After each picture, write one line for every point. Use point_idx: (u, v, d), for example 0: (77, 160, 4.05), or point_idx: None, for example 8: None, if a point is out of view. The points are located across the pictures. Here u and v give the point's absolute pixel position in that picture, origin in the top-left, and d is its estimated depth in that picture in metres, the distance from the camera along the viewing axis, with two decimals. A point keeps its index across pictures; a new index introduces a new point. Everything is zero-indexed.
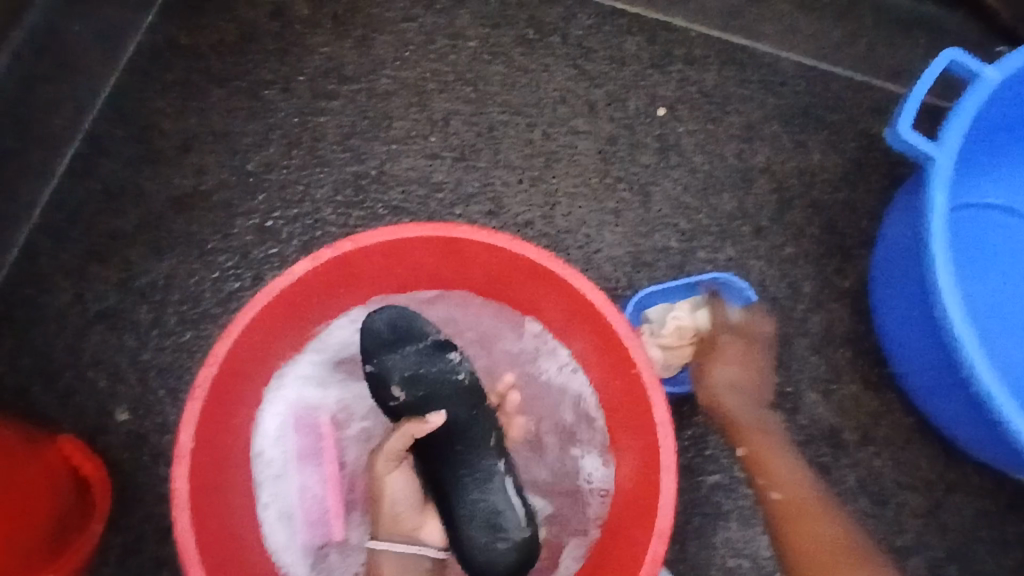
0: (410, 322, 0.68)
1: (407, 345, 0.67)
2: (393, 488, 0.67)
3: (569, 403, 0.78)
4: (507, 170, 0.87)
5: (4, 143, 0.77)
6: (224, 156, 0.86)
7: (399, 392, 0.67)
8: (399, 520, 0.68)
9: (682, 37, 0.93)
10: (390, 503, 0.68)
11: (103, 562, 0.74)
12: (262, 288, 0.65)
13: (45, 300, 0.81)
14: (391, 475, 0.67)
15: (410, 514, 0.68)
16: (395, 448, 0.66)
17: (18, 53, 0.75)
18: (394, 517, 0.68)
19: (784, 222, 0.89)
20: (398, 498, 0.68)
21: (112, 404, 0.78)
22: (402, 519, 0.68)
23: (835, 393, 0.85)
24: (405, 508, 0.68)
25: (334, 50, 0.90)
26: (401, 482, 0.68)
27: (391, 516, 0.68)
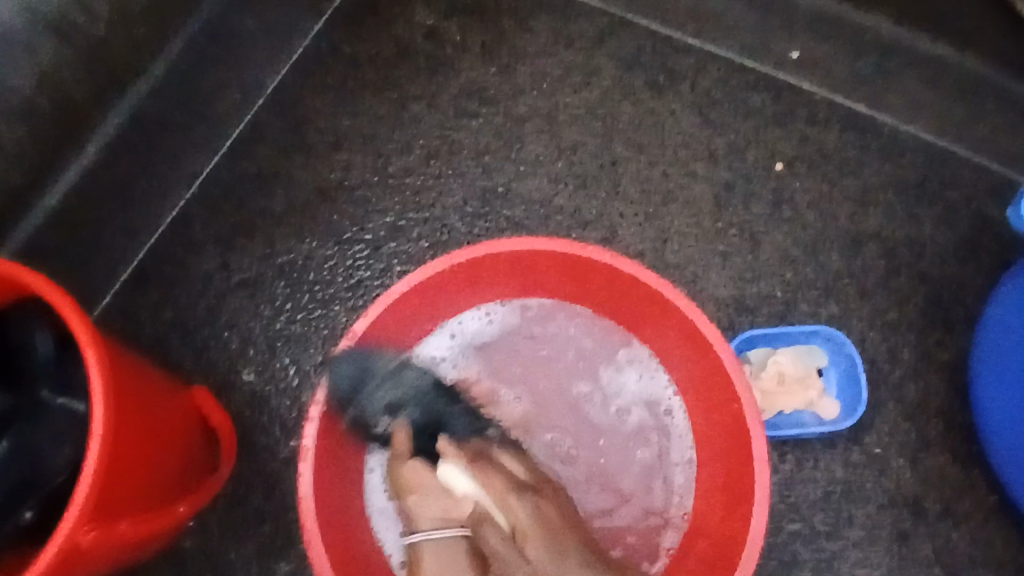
0: (366, 364, 0.74)
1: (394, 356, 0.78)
2: (415, 473, 0.69)
3: (668, 424, 0.81)
4: (624, 203, 0.93)
5: None
6: (369, 156, 0.94)
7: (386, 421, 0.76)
8: (427, 507, 0.68)
9: (807, 99, 0.97)
10: (413, 492, 0.69)
11: (213, 507, 0.81)
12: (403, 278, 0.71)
13: (195, 262, 0.89)
14: (405, 464, 0.70)
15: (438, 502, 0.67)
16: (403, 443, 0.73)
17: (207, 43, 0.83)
18: (422, 507, 0.68)
19: (889, 288, 0.91)
20: (418, 481, 0.69)
21: (241, 365, 0.85)
22: (430, 507, 0.68)
23: (923, 462, 0.85)
24: (434, 493, 0.68)
25: (479, 73, 0.97)
26: (416, 471, 0.69)
27: (419, 503, 0.68)
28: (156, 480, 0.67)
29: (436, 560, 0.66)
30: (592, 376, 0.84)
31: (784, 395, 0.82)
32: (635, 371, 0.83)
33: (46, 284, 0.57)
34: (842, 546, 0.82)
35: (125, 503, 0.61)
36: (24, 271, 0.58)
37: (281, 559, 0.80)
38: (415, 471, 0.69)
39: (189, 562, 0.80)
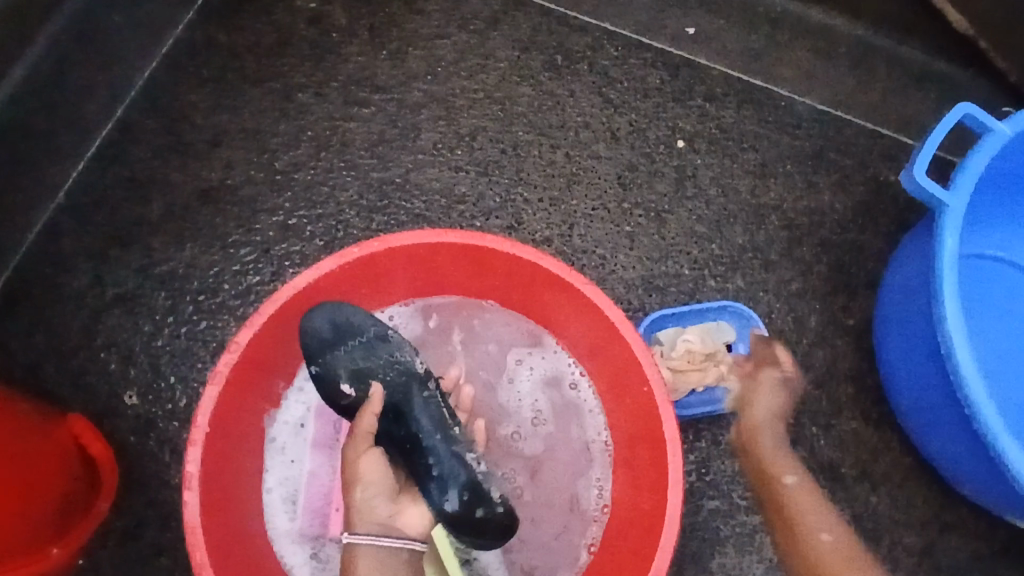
0: (351, 320, 0.69)
1: (347, 343, 0.70)
2: (364, 471, 0.65)
3: (582, 415, 0.79)
4: (528, 188, 0.90)
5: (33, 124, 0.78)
6: (255, 153, 0.88)
7: (348, 388, 0.69)
8: (372, 511, 0.65)
9: (703, 74, 0.97)
10: (363, 485, 0.65)
11: (100, 544, 0.74)
12: (289, 282, 0.67)
13: (64, 281, 0.82)
14: (361, 457, 0.65)
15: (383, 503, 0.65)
16: (367, 424, 0.66)
17: (57, 39, 0.76)
18: (368, 504, 0.65)
19: (793, 258, 0.92)
20: (366, 478, 0.65)
21: (122, 388, 0.78)
22: (376, 507, 0.65)
23: (835, 427, 0.86)
24: (379, 495, 0.65)
25: (369, 60, 0.92)
26: (373, 466, 0.65)
27: (364, 506, 0.65)
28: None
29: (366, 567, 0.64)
30: (501, 368, 0.81)
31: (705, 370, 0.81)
32: (544, 362, 0.80)
33: None
34: None
35: None
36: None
37: None
38: (358, 465, 0.65)
39: None
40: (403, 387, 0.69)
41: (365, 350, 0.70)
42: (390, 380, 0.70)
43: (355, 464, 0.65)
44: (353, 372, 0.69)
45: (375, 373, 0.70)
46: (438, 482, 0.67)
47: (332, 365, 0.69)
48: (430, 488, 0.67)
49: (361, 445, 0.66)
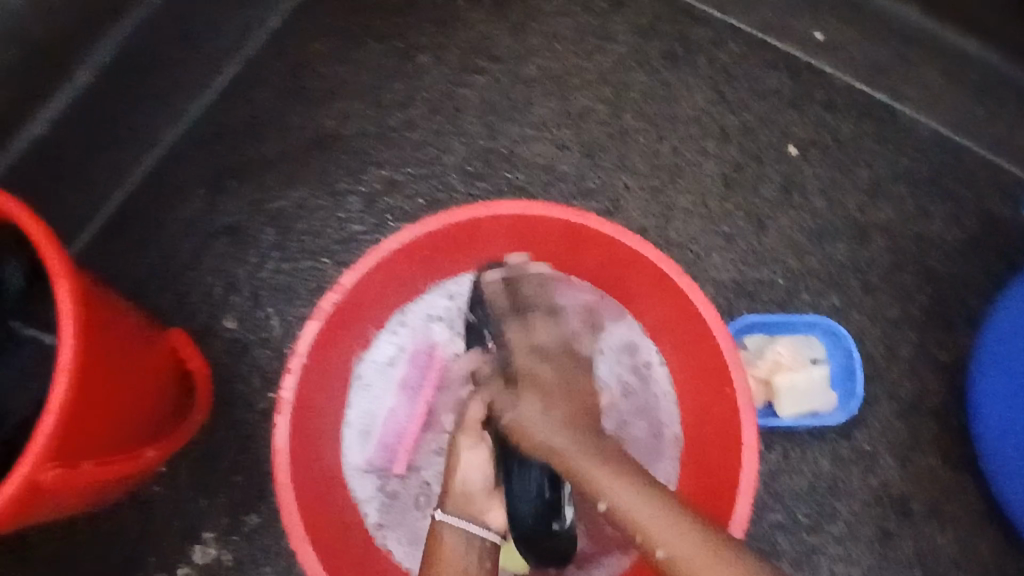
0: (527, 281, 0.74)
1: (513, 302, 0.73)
2: (470, 459, 0.67)
3: (658, 398, 0.79)
4: (630, 175, 0.90)
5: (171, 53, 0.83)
6: (370, 107, 0.90)
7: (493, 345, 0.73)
8: (470, 500, 0.65)
9: (825, 83, 0.94)
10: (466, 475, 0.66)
11: (186, 454, 0.79)
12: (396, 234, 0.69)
13: (181, 203, 0.86)
14: (468, 447, 0.67)
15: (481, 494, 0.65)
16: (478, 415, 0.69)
17: None
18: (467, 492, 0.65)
19: (893, 283, 0.89)
20: (471, 468, 0.66)
21: (222, 313, 0.83)
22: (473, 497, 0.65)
23: (912, 461, 0.84)
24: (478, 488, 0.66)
25: (490, 29, 0.93)
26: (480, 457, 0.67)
27: (464, 493, 0.65)
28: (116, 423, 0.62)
29: (448, 548, 0.62)
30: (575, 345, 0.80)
31: (795, 391, 0.80)
32: (622, 342, 0.80)
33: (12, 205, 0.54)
34: (822, 540, 0.81)
35: (79, 445, 0.57)
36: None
37: (251, 512, 0.78)
38: (465, 453, 0.67)
39: (157, 509, 0.78)
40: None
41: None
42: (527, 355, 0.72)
43: (462, 454, 0.67)
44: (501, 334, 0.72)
45: (516, 344, 0.72)
46: (523, 487, 0.66)
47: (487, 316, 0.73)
48: (513, 489, 0.66)
49: (472, 436, 0.68)
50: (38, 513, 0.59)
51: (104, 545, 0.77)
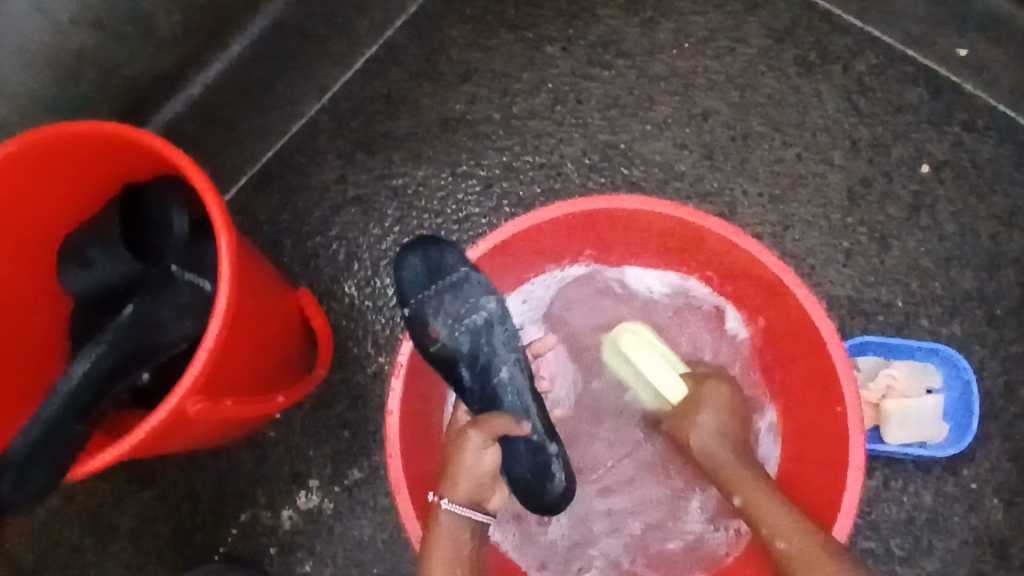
0: (446, 258, 0.68)
1: (440, 282, 0.68)
2: (480, 461, 0.66)
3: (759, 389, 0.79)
4: (749, 180, 0.89)
5: None
6: (496, 93, 0.93)
7: (437, 330, 0.67)
8: (479, 493, 0.67)
9: (969, 102, 0.89)
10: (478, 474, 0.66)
11: (299, 405, 0.85)
12: (515, 218, 0.70)
13: (313, 171, 0.91)
14: (478, 450, 0.66)
15: (488, 488, 0.68)
16: (505, 429, 0.67)
17: None
18: (478, 488, 0.67)
19: (1021, 318, 0.84)
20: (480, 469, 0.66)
21: (342, 278, 0.88)
22: (482, 491, 0.67)
23: (1019, 505, 0.80)
24: (488, 483, 0.68)
25: (620, 25, 0.93)
26: (492, 457, 0.67)
27: (476, 489, 0.67)
28: (247, 368, 0.67)
29: (449, 538, 0.65)
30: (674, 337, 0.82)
31: (905, 416, 0.78)
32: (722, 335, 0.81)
33: (179, 154, 0.58)
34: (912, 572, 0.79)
35: (221, 383, 0.62)
36: (170, 146, 0.59)
37: (354, 466, 0.84)
38: (474, 452, 0.66)
39: (271, 451, 0.84)
40: (482, 334, 0.68)
41: (450, 293, 0.67)
42: (468, 330, 0.67)
43: (472, 453, 0.66)
44: (447, 315, 0.67)
45: (465, 324, 0.67)
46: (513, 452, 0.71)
47: (426, 308, 0.67)
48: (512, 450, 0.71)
49: (485, 439, 0.66)
50: (172, 439, 0.62)
51: (221, 479, 0.84)
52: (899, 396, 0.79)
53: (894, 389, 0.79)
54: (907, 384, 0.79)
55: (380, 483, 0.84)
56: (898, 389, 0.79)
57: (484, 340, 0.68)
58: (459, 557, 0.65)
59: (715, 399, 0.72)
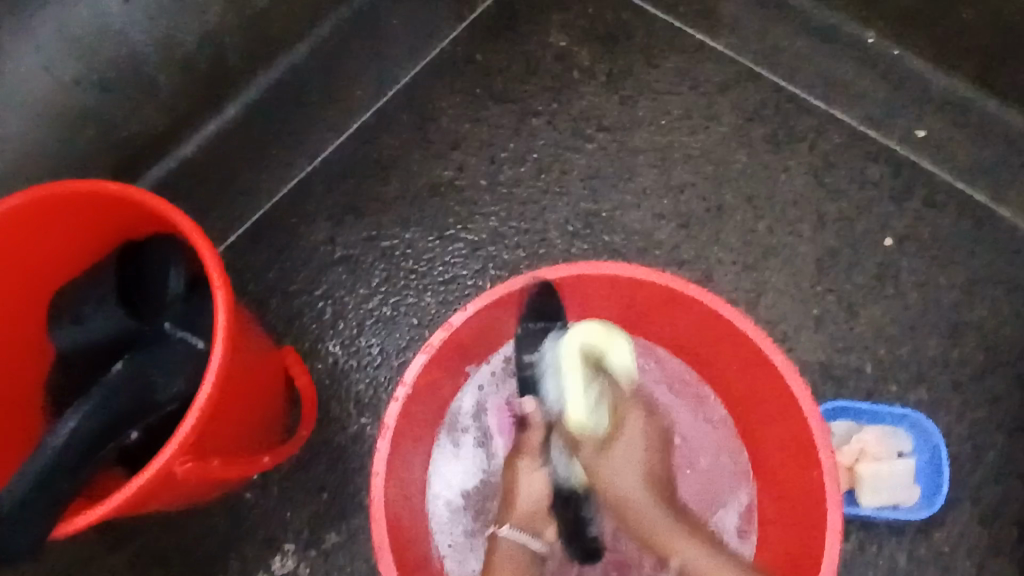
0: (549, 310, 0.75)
1: (535, 323, 0.76)
2: (530, 482, 0.74)
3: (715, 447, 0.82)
4: (724, 249, 0.93)
5: None
6: (483, 161, 0.97)
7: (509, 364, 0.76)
8: (533, 516, 0.73)
9: (927, 179, 0.95)
10: (528, 497, 0.73)
11: (279, 465, 0.84)
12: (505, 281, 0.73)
13: (303, 232, 0.94)
14: (530, 470, 0.74)
15: (540, 514, 0.73)
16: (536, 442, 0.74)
17: None
18: (528, 511, 0.73)
19: (984, 385, 0.88)
20: (532, 490, 0.73)
21: (327, 336, 0.89)
22: (533, 515, 0.73)
23: (990, 569, 0.82)
24: (540, 507, 0.73)
25: (600, 100, 0.99)
26: (537, 480, 0.73)
27: (527, 511, 0.73)
28: (234, 428, 0.67)
29: (511, 559, 0.72)
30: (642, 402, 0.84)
31: (878, 480, 0.80)
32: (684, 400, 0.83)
33: (179, 216, 0.60)
34: None
35: (209, 444, 0.62)
36: (164, 204, 0.61)
37: (333, 529, 0.83)
38: (528, 478, 0.74)
39: (248, 512, 0.83)
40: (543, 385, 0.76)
41: (538, 338, 0.76)
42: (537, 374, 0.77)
43: (523, 476, 0.74)
44: (519, 353, 0.76)
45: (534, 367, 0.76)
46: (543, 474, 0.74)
47: (507, 342, 0.76)
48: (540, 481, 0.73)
49: (533, 461, 0.74)
50: (155, 500, 0.62)
51: (193, 541, 0.82)
52: (877, 462, 0.81)
53: (871, 454, 0.82)
54: (881, 448, 0.82)
55: (358, 547, 0.82)
56: (872, 454, 0.82)
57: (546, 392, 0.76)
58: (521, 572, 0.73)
59: (636, 436, 0.71)
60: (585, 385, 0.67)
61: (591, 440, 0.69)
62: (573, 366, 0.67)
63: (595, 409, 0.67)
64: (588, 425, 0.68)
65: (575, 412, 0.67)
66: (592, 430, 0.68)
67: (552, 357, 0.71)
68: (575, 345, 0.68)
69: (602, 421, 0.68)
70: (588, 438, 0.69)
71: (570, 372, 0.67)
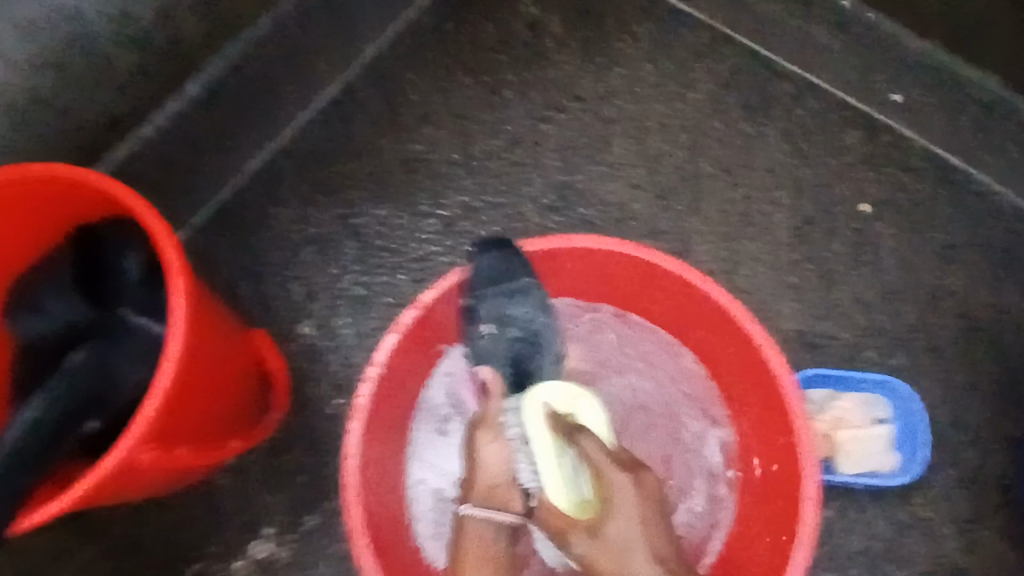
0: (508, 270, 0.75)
1: (501, 288, 0.74)
2: (489, 454, 0.68)
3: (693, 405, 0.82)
4: (701, 219, 0.92)
5: (273, 70, 0.88)
6: (455, 136, 0.94)
7: (489, 330, 0.75)
8: (496, 492, 0.67)
9: (903, 144, 0.94)
10: (484, 471, 0.68)
11: (254, 449, 0.83)
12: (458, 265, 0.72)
13: (272, 212, 0.91)
14: (487, 443, 0.69)
15: (504, 488, 0.67)
16: (496, 412, 0.71)
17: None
18: (490, 487, 0.67)
19: (962, 350, 0.88)
20: (492, 464, 0.67)
21: (299, 318, 0.88)
22: (496, 491, 0.67)
23: (969, 532, 0.83)
24: (501, 481, 0.67)
25: (574, 70, 0.97)
26: (494, 452, 0.68)
27: (488, 487, 0.67)
28: (200, 414, 0.65)
29: (477, 545, 0.66)
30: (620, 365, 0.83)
31: (857, 446, 0.81)
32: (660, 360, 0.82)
33: (127, 194, 0.58)
34: None
35: (173, 432, 0.61)
36: (110, 181, 0.59)
37: (311, 512, 0.82)
38: (484, 448, 0.69)
39: (223, 498, 0.82)
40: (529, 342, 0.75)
41: (508, 299, 0.74)
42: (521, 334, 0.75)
43: (481, 450, 0.69)
44: (497, 318, 0.74)
45: (513, 325, 0.75)
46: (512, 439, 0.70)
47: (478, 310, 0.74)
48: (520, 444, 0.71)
49: (490, 433, 0.69)
50: (120, 490, 0.61)
51: (169, 528, 0.81)
52: (856, 429, 0.81)
53: (851, 422, 0.82)
54: (861, 416, 0.82)
55: (338, 530, 0.82)
56: (852, 420, 0.82)
57: (532, 350, 0.75)
58: (493, 554, 0.67)
59: (627, 501, 0.61)
60: (557, 456, 0.62)
61: (579, 522, 0.61)
62: (540, 435, 0.64)
63: (572, 479, 0.62)
64: (572, 499, 0.61)
65: (552, 488, 0.61)
66: (579, 505, 0.61)
67: (516, 432, 0.67)
68: (539, 404, 0.67)
69: (586, 492, 0.61)
70: (578, 518, 0.61)
71: (539, 439, 0.64)
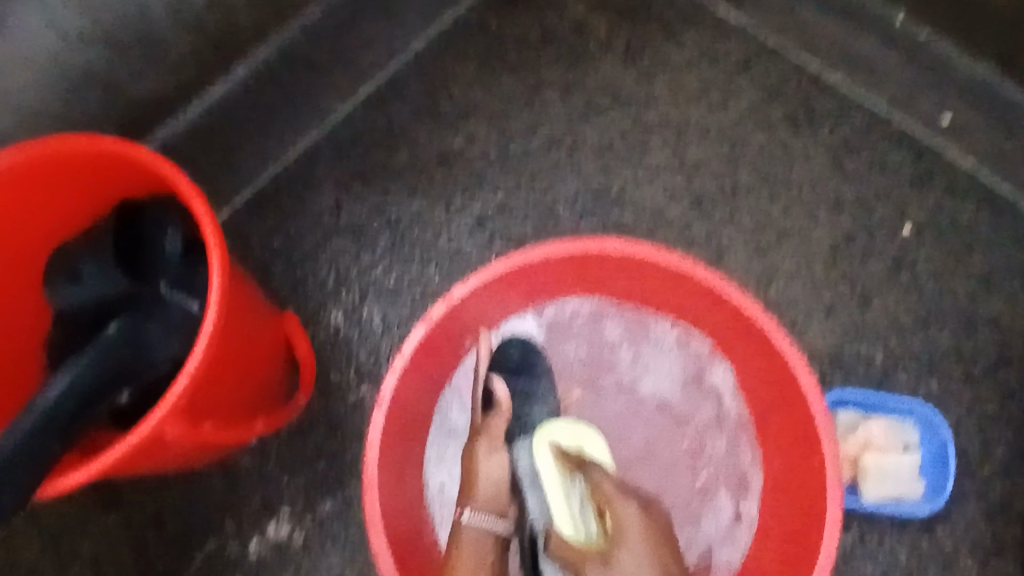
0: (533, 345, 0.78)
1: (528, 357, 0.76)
2: (492, 466, 0.71)
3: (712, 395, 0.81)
4: (736, 231, 0.91)
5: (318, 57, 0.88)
6: (495, 133, 0.94)
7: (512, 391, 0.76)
8: (497, 500, 0.70)
9: (950, 166, 0.92)
10: (486, 486, 0.70)
11: (277, 431, 0.84)
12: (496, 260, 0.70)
13: (308, 199, 0.92)
14: (487, 459, 0.71)
15: (502, 494, 0.70)
16: (501, 428, 0.74)
17: None
18: (490, 495, 0.70)
19: (996, 379, 0.86)
20: (496, 478, 0.71)
21: (330, 305, 0.88)
22: (495, 497, 0.70)
23: (991, 565, 0.81)
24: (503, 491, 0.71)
25: (617, 74, 0.96)
26: (497, 468, 0.71)
27: (488, 496, 0.70)
28: (227, 391, 0.66)
29: (471, 548, 0.67)
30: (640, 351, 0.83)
31: (882, 471, 0.80)
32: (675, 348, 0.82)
33: (174, 173, 0.58)
34: None
35: (200, 409, 0.61)
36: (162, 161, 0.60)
37: (328, 497, 0.82)
38: (485, 460, 0.71)
39: (245, 478, 0.83)
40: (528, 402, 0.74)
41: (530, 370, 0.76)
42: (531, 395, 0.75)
43: (482, 462, 0.71)
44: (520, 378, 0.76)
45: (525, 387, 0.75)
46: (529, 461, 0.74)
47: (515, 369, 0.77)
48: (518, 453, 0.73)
49: (492, 445, 0.72)
50: (145, 463, 0.62)
51: (190, 503, 0.83)
52: (884, 454, 0.80)
53: (879, 446, 0.80)
54: (892, 441, 0.80)
55: (354, 516, 0.82)
56: (880, 445, 0.80)
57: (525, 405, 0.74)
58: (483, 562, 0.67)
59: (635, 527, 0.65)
60: (566, 490, 0.68)
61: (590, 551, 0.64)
62: (548, 468, 0.70)
63: (581, 515, 0.67)
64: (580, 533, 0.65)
65: (560, 515, 0.66)
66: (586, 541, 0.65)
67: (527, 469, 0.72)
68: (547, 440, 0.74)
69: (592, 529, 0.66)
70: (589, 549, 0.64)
71: (547, 467, 0.70)
